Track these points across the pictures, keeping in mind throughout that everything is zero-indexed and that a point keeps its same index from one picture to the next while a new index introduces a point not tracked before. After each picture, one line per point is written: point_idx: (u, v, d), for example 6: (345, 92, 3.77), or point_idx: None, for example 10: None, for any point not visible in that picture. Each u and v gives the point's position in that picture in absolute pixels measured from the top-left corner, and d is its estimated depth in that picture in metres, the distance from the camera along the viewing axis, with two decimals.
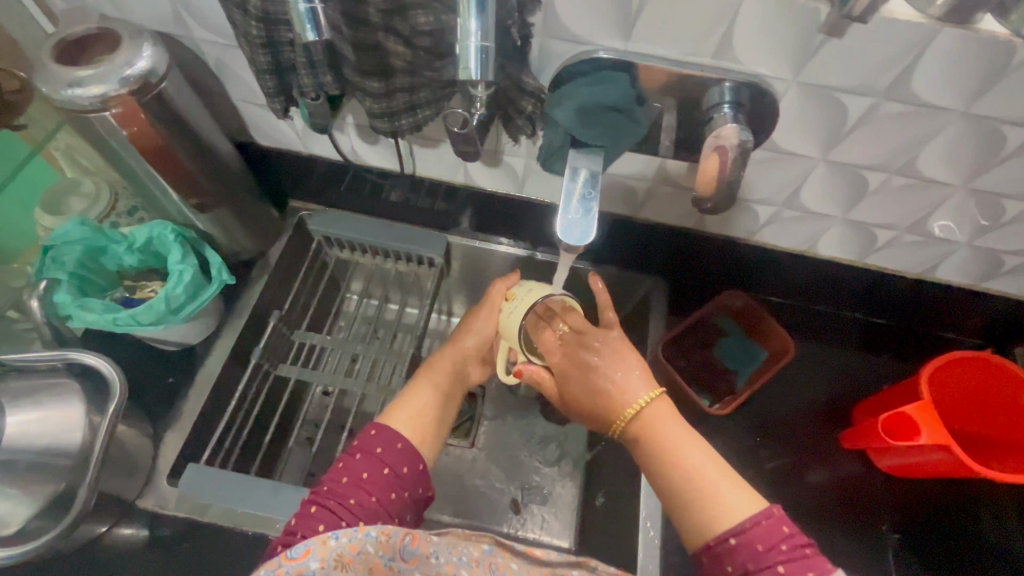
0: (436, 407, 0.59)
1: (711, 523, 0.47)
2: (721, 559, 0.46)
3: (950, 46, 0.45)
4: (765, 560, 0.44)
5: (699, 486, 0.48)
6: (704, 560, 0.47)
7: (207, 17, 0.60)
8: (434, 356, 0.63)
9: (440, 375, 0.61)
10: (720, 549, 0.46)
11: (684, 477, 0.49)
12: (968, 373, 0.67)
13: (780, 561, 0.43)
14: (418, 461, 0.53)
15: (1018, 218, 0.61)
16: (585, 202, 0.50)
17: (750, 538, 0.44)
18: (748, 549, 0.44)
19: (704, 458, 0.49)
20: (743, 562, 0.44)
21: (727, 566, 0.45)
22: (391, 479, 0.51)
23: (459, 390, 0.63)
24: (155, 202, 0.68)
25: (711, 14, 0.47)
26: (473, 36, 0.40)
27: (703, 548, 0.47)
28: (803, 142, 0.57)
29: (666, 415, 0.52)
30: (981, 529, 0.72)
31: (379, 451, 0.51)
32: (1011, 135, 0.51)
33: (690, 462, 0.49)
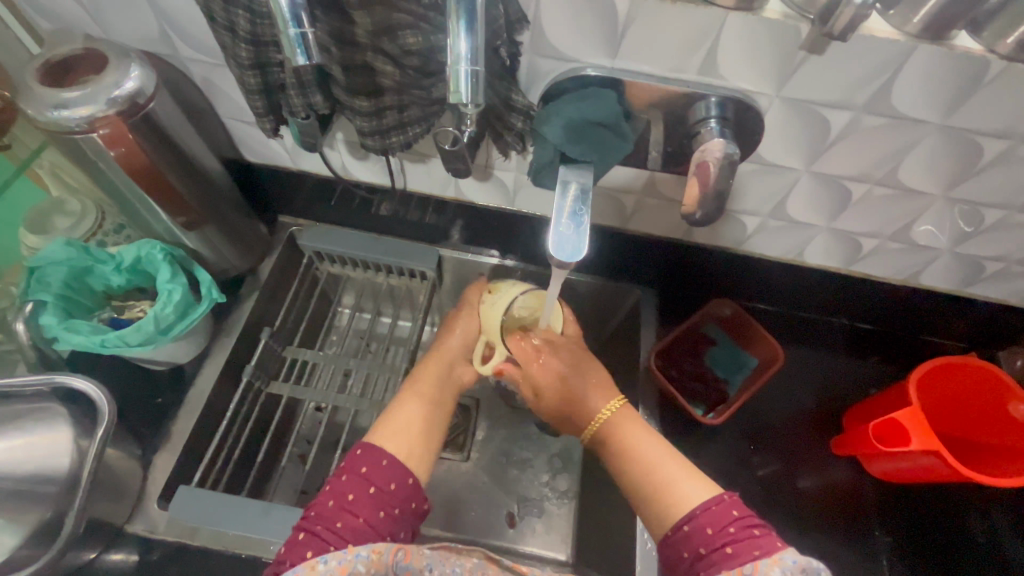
0: (423, 417, 0.58)
1: (663, 515, 0.51)
2: (677, 545, 0.49)
3: (925, 63, 0.47)
4: (715, 541, 0.47)
5: (650, 483, 0.54)
6: (665, 552, 0.50)
7: (194, 37, 0.60)
8: (418, 371, 0.63)
9: (425, 388, 0.61)
10: (676, 538, 0.49)
11: (633, 476, 0.55)
12: (950, 378, 0.68)
13: (728, 542, 0.47)
14: (405, 475, 0.51)
15: (998, 225, 0.62)
16: (575, 216, 0.50)
17: (699, 523, 0.48)
18: (700, 534, 0.48)
19: (652, 450, 0.56)
20: (696, 546, 0.48)
21: (684, 552, 0.49)
22: (379, 497, 0.50)
23: (450, 397, 0.62)
24: (142, 220, 0.68)
25: (695, 33, 0.48)
26: (464, 60, 0.40)
27: (663, 539, 0.51)
28: (787, 154, 0.58)
29: (630, 420, 0.59)
30: (970, 529, 0.73)
31: (364, 470, 0.51)
32: (988, 146, 0.53)
33: (639, 461, 0.56)
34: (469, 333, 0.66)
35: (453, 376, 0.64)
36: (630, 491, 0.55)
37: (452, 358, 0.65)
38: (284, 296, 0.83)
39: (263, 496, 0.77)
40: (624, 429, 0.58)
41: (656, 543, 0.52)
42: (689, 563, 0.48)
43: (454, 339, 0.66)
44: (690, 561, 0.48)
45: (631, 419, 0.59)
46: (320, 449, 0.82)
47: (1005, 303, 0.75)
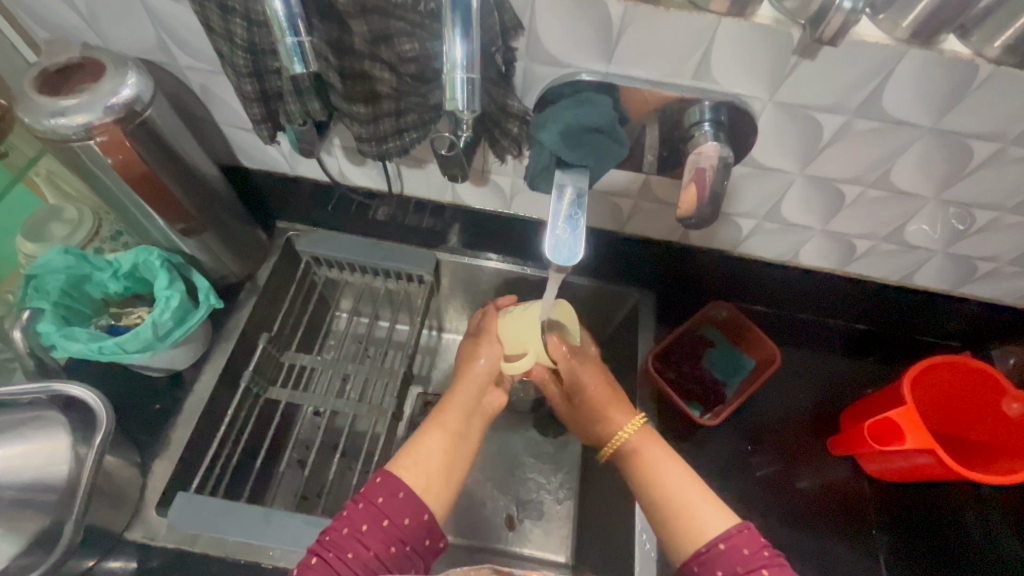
0: (445, 452, 0.56)
1: (696, 532, 0.50)
2: (710, 564, 0.48)
3: (916, 67, 0.47)
4: (751, 563, 0.46)
5: (678, 501, 0.53)
6: (695, 570, 0.48)
7: (191, 45, 0.60)
8: (446, 400, 0.62)
9: (451, 419, 0.60)
10: (711, 555, 0.48)
11: (658, 491, 0.55)
12: (948, 379, 0.69)
13: (764, 564, 0.46)
14: (421, 511, 0.51)
15: (990, 226, 0.63)
16: (571, 220, 0.50)
17: (735, 543, 0.48)
18: (736, 555, 0.47)
19: (676, 470, 0.56)
20: (732, 566, 0.47)
21: (717, 571, 0.47)
22: (392, 531, 0.49)
23: (476, 426, 0.61)
24: (140, 227, 0.68)
25: (687, 40, 0.49)
26: (460, 69, 0.41)
27: (693, 556, 0.49)
28: (781, 157, 0.58)
29: (645, 441, 0.59)
30: (967, 528, 0.73)
31: (381, 501, 0.50)
32: (979, 148, 0.53)
33: (665, 477, 0.55)
34: (494, 360, 0.64)
35: (481, 403, 0.62)
36: (656, 510, 0.54)
37: (480, 386, 0.63)
38: (282, 301, 0.83)
39: (262, 502, 0.77)
40: (651, 448, 0.58)
41: (681, 562, 0.50)
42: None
43: (480, 365, 0.64)
44: None
45: (653, 440, 0.60)
46: (320, 453, 0.82)
47: (996, 302, 0.76)
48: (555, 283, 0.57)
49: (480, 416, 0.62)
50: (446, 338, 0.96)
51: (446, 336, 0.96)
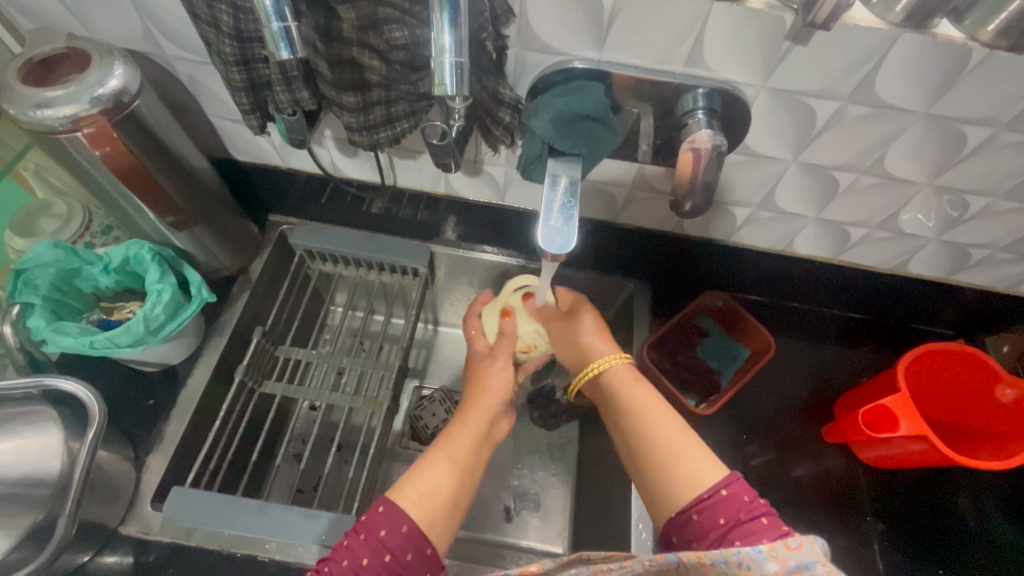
0: (453, 486, 0.54)
1: (695, 479, 0.49)
2: (712, 510, 0.47)
3: (910, 51, 0.47)
4: (752, 509, 0.46)
5: (673, 451, 0.52)
6: (694, 517, 0.47)
7: (178, 34, 0.59)
8: (454, 427, 0.59)
9: (459, 449, 0.57)
10: (711, 503, 0.47)
11: (651, 441, 0.54)
12: (943, 364, 0.69)
13: (762, 511, 0.46)
14: (424, 546, 0.49)
15: (982, 213, 0.63)
16: (565, 210, 0.50)
17: (736, 491, 0.47)
18: (738, 503, 0.47)
19: (671, 421, 0.55)
20: (734, 513, 0.46)
21: (720, 518, 0.46)
22: (394, 566, 0.48)
23: (483, 457, 0.59)
24: (129, 220, 0.67)
25: (678, 25, 0.49)
26: (449, 52, 0.40)
27: (693, 503, 0.48)
28: (775, 145, 0.58)
29: (630, 379, 0.60)
30: (961, 515, 0.74)
31: (383, 534, 0.48)
32: (971, 134, 0.53)
33: (659, 428, 0.54)
34: (506, 385, 0.66)
35: (491, 432, 0.61)
36: (647, 459, 0.53)
37: (493, 410, 0.62)
38: (276, 295, 0.83)
39: (258, 496, 0.77)
40: (638, 390, 0.58)
41: (677, 511, 0.49)
42: (720, 534, 0.46)
43: (492, 388, 0.64)
44: (725, 528, 0.46)
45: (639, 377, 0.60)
46: (316, 447, 0.82)
47: (990, 290, 0.76)
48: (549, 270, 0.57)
49: (489, 443, 0.61)
50: (442, 331, 0.96)
51: (442, 329, 0.96)
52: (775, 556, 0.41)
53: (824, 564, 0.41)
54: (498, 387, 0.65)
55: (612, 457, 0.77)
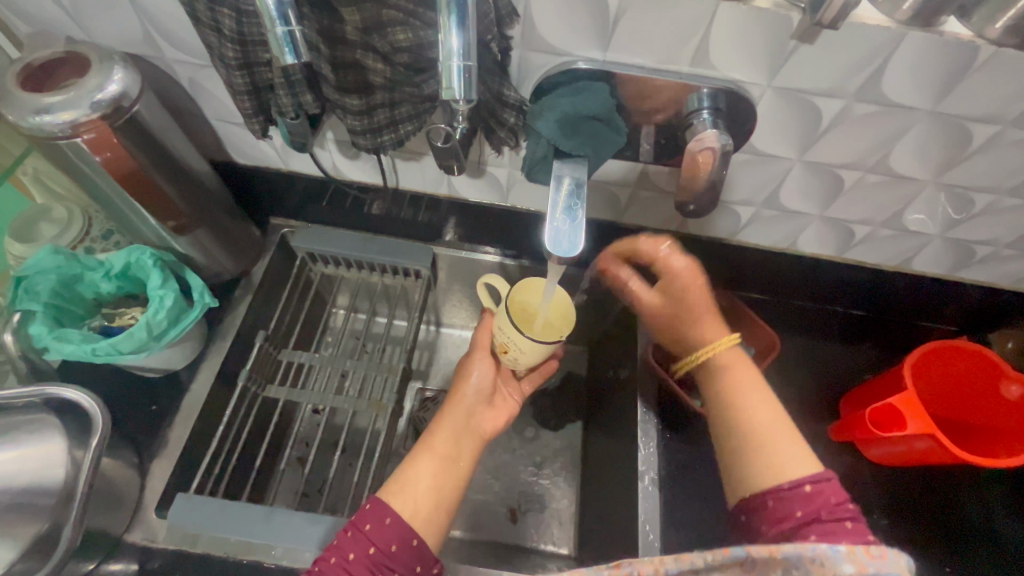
0: (434, 478, 0.55)
1: (780, 469, 0.50)
2: (788, 503, 0.48)
3: (916, 49, 0.47)
4: (835, 512, 0.47)
5: (767, 438, 0.52)
6: (768, 503, 0.49)
7: (177, 36, 0.59)
8: (433, 422, 0.59)
9: (439, 441, 0.57)
10: (792, 494, 0.48)
11: (743, 427, 0.54)
12: (947, 364, 0.68)
13: (846, 517, 0.47)
14: (410, 536, 0.50)
15: (988, 210, 0.63)
16: (569, 211, 0.49)
17: (823, 490, 0.48)
18: (823, 500, 0.48)
19: (768, 412, 0.54)
20: (814, 511, 0.47)
21: (795, 512, 0.48)
22: (379, 558, 0.49)
23: (469, 446, 0.58)
24: (130, 225, 0.66)
25: (684, 25, 0.48)
26: (457, 56, 0.40)
27: (771, 490, 0.50)
28: (780, 144, 0.58)
29: (735, 363, 0.58)
30: (966, 512, 0.74)
31: (366, 527, 0.50)
32: (977, 132, 0.53)
33: (754, 416, 0.54)
34: (486, 376, 0.62)
35: (473, 424, 0.60)
36: (737, 442, 0.54)
37: (471, 402, 0.61)
38: (278, 299, 0.82)
39: (263, 500, 0.77)
40: (741, 375, 0.57)
41: (752, 495, 0.51)
42: (795, 525, 0.47)
43: (473, 382, 0.62)
44: (801, 522, 0.47)
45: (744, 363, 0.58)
46: (320, 451, 0.82)
47: (993, 287, 0.76)
48: (555, 273, 0.56)
49: (469, 435, 0.59)
50: (445, 333, 0.95)
51: (444, 330, 0.96)
52: (854, 557, 0.37)
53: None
54: (477, 381, 0.62)
55: (616, 457, 0.77)
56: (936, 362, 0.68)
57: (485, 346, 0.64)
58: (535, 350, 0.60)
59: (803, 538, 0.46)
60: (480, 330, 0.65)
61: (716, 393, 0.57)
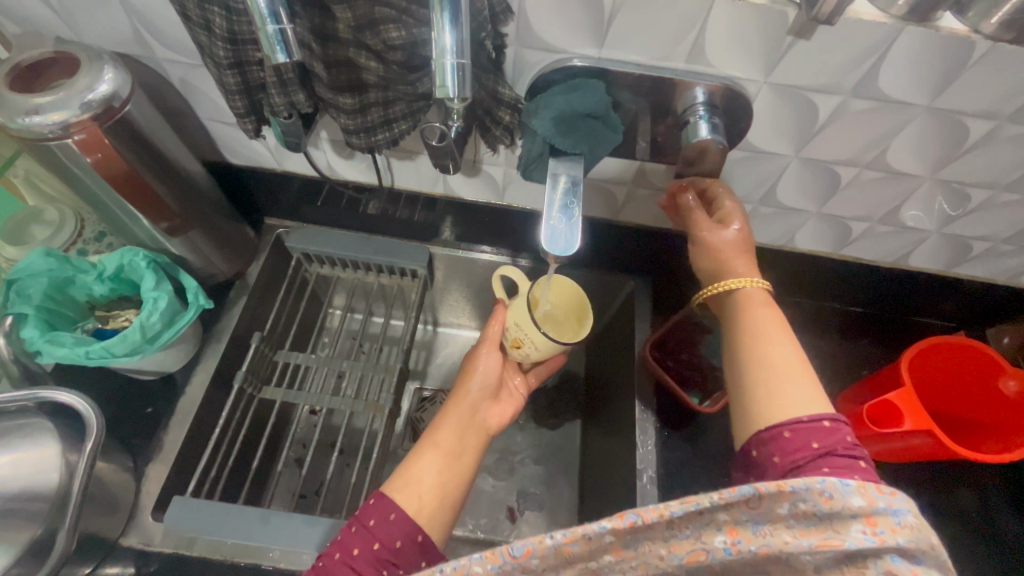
0: (437, 474, 0.54)
1: (798, 405, 0.48)
2: (808, 434, 0.46)
3: (912, 44, 0.46)
4: (850, 449, 0.46)
5: (787, 371, 0.49)
6: (785, 434, 0.46)
7: (168, 36, 0.58)
8: (436, 420, 0.59)
9: (443, 437, 0.57)
10: (811, 427, 0.46)
11: (764, 358, 0.50)
12: (943, 358, 0.68)
13: (858, 455, 0.46)
14: (415, 532, 0.49)
15: (984, 205, 0.63)
16: (566, 209, 0.49)
17: (840, 427, 0.46)
18: (840, 436, 0.46)
19: (792, 350, 0.51)
20: (831, 444, 0.45)
21: (813, 443, 0.45)
22: (384, 555, 0.48)
23: (470, 444, 0.58)
24: (123, 227, 0.66)
25: (679, 21, 0.48)
26: (450, 53, 0.39)
27: (790, 421, 0.47)
28: (777, 141, 0.58)
29: (762, 301, 0.54)
30: (968, 508, 0.73)
31: (372, 522, 0.49)
32: (974, 127, 0.53)
33: (776, 349, 0.50)
34: (492, 368, 0.64)
35: (477, 419, 0.61)
36: (753, 373, 0.50)
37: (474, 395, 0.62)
38: (274, 300, 0.82)
39: (261, 502, 0.76)
40: (768, 313, 0.53)
41: (765, 426, 0.48)
42: (811, 455, 0.45)
43: (479, 374, 0.63)
44: (817, 453, 0.45)
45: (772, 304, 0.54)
46: (317, 452, 0.81)
47: (990, 282, 0.76)
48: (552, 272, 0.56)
49: (468, 434, 0.59)
50: (442, 333, 0.95)
51: (441, 330, 0.95)
52: (865, 492, 0.39)
53: (914, 514, 0.39)
54: (486, 371, 0.63)
55: (614, 456, 0.77)
56: (933, 355, 0.68)
57: (497, 338, 0.65)
58: (548, 348, 0.61)
59: (816, 469, 0.44)
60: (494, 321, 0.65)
61: (735, 324, 0.54)
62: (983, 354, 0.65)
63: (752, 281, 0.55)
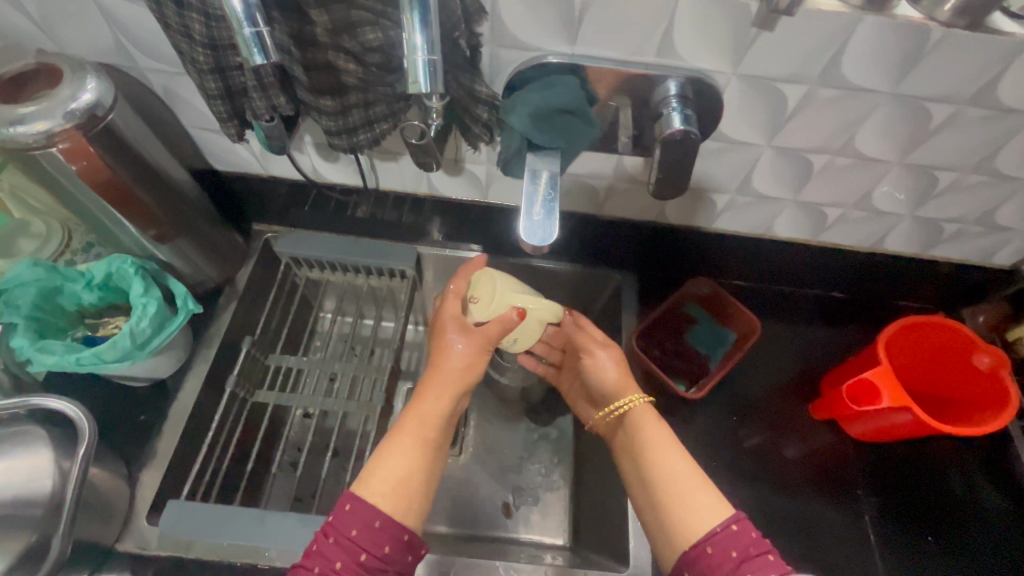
0: (418, 469, 0.55)
1: (704, 514, 0.51)
2: (724, 544, 0.48)
3: (872, 32, 0.48)
4: (760, 546, 0.48)
5: (683, 486, 0.54)
6: (707, 550, 0.48)
7: (150, 45, 0.59)
8: (419, 405, 0.57)
9: (423, 426, 0.57)
10: (724, 536, 0.48)
11: (663, 472, 0.55)
12: (916, 340, 0.70)
13: (768, 550, 0.48)
14: (401, 532, 0.51)
15: (952, 187, 0.65)
16: (547, 204, 0.51)
17: (746, 526, 0.49)
18: (747, 537, 0.48)
19: (681, 458, 0.56)
20: (745, 548, 0.48)
21: (732, 552, 0.48)
22: (371, 562, 0.50)
23: (444, 432, 0.58)
24: (110, 235, 0.66)
25: (647, 16, 0.50)
26: (421, 51, 0.41)
27: (706, 535, 0.49)
28: (749, 131, 0.59)
29: (651, 420, 0.61)
30: (950, 484, 0.75)
31: (354, 533, 0.50)
32: (936, 110, 0.55)
33: (667, 462, 0.56)
34: (474, 360, 0.60)
35: (454, 408, 0.59)
36: (662, 494, 0.54)
37: (458, 378, 0.59)
38: (264, 305, 0.82)
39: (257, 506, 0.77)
40: (654, 429, 0.59)
41: (689, 545, 0.50)
42: (732, 566, 0.47)
43: (466, 366, 0.60)
44: (737, 561, 0.47)
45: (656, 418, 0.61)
46: (311, 454, 0.82)
47: (965, 263, 0.79)
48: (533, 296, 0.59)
49: (444, 423, 0.58)
50: None
51: None
52: None
53: None
54: (470, 367, 0.60)
55: (607, 446, 0.78)
56: (904, 335, 0.69)
57: (488, 352, 0.62)
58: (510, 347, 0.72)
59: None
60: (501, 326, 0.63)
61: (634, 447, 0.60)
62: (960, 339, 0.68)
63: (638, 397, 0.62)
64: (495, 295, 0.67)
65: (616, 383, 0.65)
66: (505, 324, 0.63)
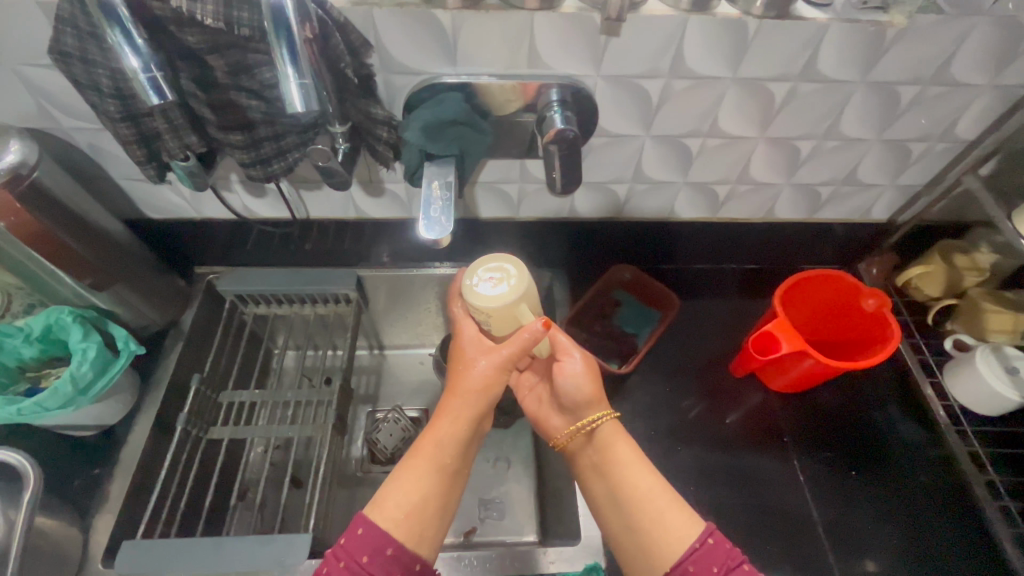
0: (436, 496, 0.55)
1: (683, 532, 0.53)
2: (706, 559, 0.50)
3: (700, 28, 0.57)
4: (737, 557, 0.51)
5: (654, 505, 0.55)
6: (690, 568, 0.50)
7: (70, 106, 0.64)
8: (435, 428, 0.58)
9: (440, 453, 0.57)
10: (703, 551, 0.51)
11: (632, 493, 0.57)
12: (820, 289, 0.77)
13: (743, 560, 0.51)
14: (414, 562, 0.52)
15: (815, 153, 0.74)
16: (444, 206, 0.57)
17: (721, 537, 0.52)
18: (723, 548, 0.51)
19: (645, 473, 0.58)
20: (724, 561, 0.50)
21: (713, 567, 0.50)
22: None
23: (466, 454, 0.59)
24: (48, 288, 0.69)
25: (511, 35, 0.57)
26: (292, 78, 0.46)
27: (687, 554, 0.51)
28: (626, 124, 0.67)
29: (615, 434, 0.61)
30: (874, 427, 0.81)
31: (365, 560, 0.50)
32: (776, 89, 0.64)
33: (636, 482, 0.57)
34: (494, 374, 0.59)
35: (475, 427, 0.59)
36: (635, 516, 0.55)
37: (477, 399, 0.59)
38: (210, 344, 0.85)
39: None
40: (619, 447, 0.60)
41: (670, 565, 0.52)
42: None
43: (484, 383, 0.59)
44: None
45: (624, 436, 0.61)
46: (271, 486, 0.83)
47: (851, 222, 0.87)
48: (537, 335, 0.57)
49: (461, 447, 0.58)
50: (385, 353, 1.00)
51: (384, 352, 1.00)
52: None
53: None
54: (493, 388, 0.59)
55: None
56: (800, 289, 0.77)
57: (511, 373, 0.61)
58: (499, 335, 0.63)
59: None
60: (524, 339, 0.58)
61: (602, 465, 0.60)
62: (856, 289, 0.75)
63: (607, 413, 0.62)
64: (515, 296, 0.59)
65: (590, 396, 0.62)
66: (526, 339, 0.58)
